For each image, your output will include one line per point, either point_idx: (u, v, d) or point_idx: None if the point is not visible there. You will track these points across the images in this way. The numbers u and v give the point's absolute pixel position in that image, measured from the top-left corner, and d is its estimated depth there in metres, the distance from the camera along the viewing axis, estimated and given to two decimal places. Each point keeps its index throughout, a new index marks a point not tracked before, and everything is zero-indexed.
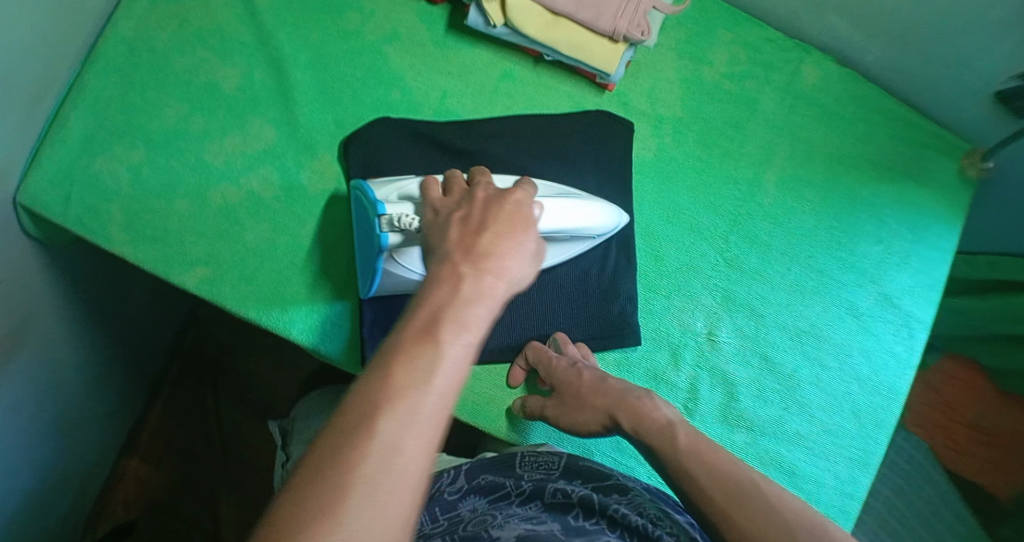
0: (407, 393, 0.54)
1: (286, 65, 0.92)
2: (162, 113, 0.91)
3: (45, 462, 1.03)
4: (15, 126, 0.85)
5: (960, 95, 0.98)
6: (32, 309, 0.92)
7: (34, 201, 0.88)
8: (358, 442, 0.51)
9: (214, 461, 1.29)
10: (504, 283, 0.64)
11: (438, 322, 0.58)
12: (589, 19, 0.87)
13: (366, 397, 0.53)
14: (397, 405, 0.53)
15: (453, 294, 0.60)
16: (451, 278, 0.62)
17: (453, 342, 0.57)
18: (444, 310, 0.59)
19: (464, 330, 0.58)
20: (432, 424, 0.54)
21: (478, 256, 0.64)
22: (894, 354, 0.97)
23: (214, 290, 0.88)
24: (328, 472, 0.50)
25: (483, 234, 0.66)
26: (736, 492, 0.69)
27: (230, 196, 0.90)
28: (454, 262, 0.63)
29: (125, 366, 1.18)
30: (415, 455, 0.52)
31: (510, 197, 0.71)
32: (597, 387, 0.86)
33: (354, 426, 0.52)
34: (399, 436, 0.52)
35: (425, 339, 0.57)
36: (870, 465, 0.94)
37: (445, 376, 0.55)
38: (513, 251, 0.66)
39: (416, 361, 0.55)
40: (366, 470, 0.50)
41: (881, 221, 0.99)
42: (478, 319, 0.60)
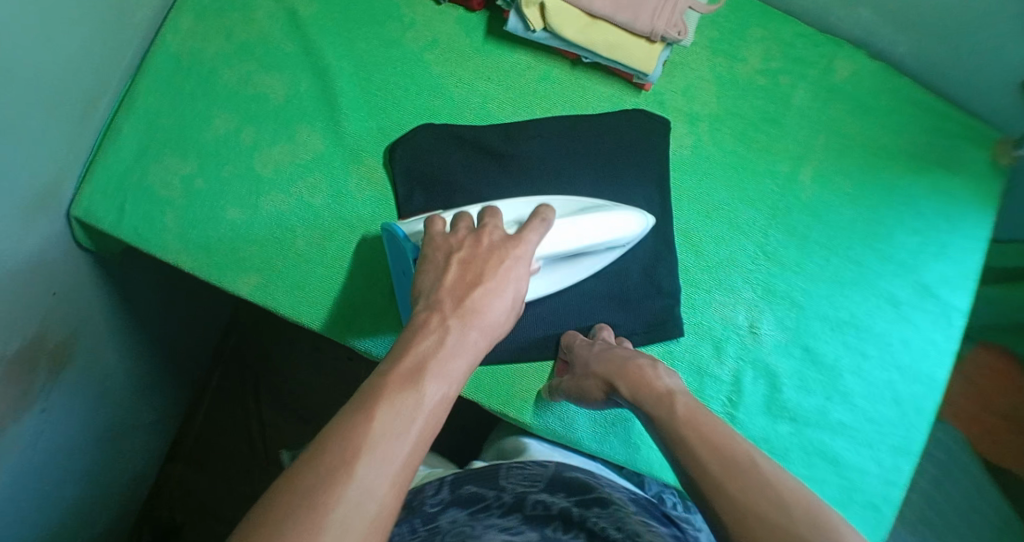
0: (384, 440, 0.59)
1: (331, 75, 0.95)
2: (211, 125, 0.94)
3: (94, 470, 1.06)
4: (68, 141, 0.88)
5: (990, 84, 0.99)
6: (85, 318, 0.94)
7: (88, 213, 0.91)
8: (338, 480, 0.57)
9: (243, 471, 1.30)
10: (485, 335, 0.70)
11: (420, 376, 0.64)
12: (627, 21, 0.89)
13: (346, 442, 0.58)
14: (374, 451, 0.59)
15: (435, 346, 0.67)
16: (439, 330, 0.68)
17: (433, 394, 0.64)
18: (427, 363, 0.65)
19: (445, 383, 0.65)
20: (403, 468, 0.59)
21: (467, 310, 0.70)
22: (934, 343, 0.98)
23: (267, 295, 0.90)
24: (301, 509, 0.55)
25: (477, 287, 0.71)
26: (734, 467, 0.70)
27: (280, 204, 0.92)
28: (443, 314, 0.69)
29: (170, 374, 1.21)
30: (388, 500, 0.58)
31: (513, 250, 0.74)
32: (602, 355, 0.87)
33: (330, 466, 0.57)
34: (373, 479, 0.58)
35: (407, 389, 0.63)
36: (913, 453, 0.95)
37: (422, 424, 0.62)
38: (503, 302, 0.72)
39: (397, 411, 0.61)
40: (339, 513, 0.56)
41: (916, 211, 1.00)
42: (457, 371, 0.66)
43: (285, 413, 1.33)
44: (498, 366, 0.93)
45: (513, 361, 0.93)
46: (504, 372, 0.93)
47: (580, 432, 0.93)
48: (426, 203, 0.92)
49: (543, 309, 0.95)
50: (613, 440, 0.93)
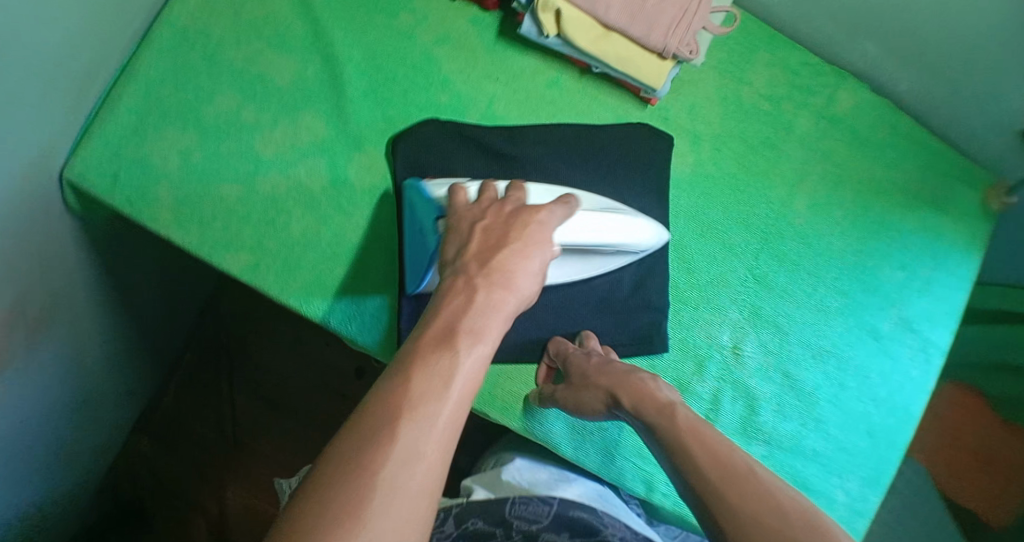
0: (426, 399, 0.61)
1: (339, 60, 0.94)
2: (214, 100, 0.93)
3: (63, 436, 1.04)
4: (67, 103, 0.86)
5: (987, 128, 1.01)
6: (69, 283, 0.93)
7: (81, 178, 0.89)
8: (383, 439, 0.58)
9: (211, 448, 1.30)
10: (513, 297, 0.73)
11: (455, 336, 0.67)
12: (641, 35, 0.89)
13: (390, 403, 0.60)
14: (419, 409, 0.60)
15: (464, 308, 0.70)
16: (465, 292, 0.71)
17: (467, 352, 0.66)
18: (461, 323, 0.68)
19: (477, 342, 0.67)
20: (448, 425, 0.61)
21: (491, 270, 0.73)
22: (910, 378, 0.99)
23: (257, 276, 0.90)
24: (354, 468, 0.56)
25: (499, 250, 0.75)
26: (730, 473, 0.70)
27: (277, 185, 0.92)
28: (469, 276, 0.73)
29: (148, 345, 1.20)
30: (433, 456, 0.59)
31: (535, 214, 0.79)
32: (603, 368, 0.88)
33: (373, 427, 0.59)
34: (419, 438, 0.59)
35: (443, 350, 0.65)
36: (881, 485, 0.97)
37: (459, 384, 0.63)
38: (525, 267, 0.75)
39: (434, 373, 0.63)
40: (388, 472, 0.56)
41: (905, 247, 1.01)
42: (489, 331, 0.69)
43: (258, 394, 1.33)
44: None
45: (497, 362, 0.94)
46: (488, 372, 0.94)
47: (557, 438, 0.94)
48: None
49: (531, 313, 0.95)
50: (588, 448, 0.94)
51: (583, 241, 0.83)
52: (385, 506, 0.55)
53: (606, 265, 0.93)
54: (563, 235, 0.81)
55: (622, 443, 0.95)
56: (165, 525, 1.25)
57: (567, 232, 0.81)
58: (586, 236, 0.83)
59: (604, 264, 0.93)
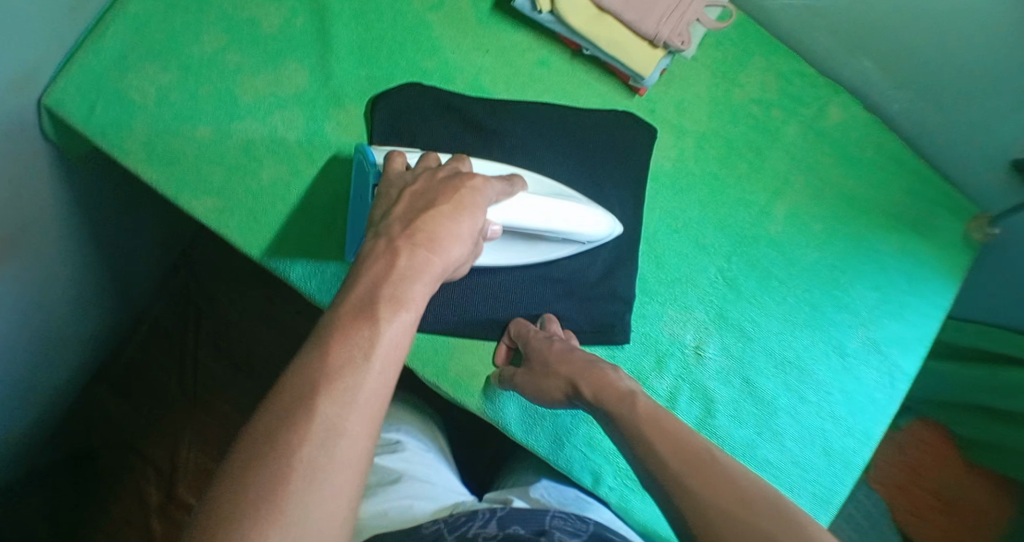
0: (345, 375, 0.59)
1: (329, 15, 0.93)
2: (200, 41, 0.92)
3: (25, 373, 1.03)
4: (53, 28, 0.85)
5: (975, 158, 0.99)
6: (42, 214, 0.92)
7: (59, 106, 0.88)
8: (300, 421, 0.56)
9: (170, 402, 1.29)
10: (440, 262, 0.68)
11: (375, 301, 0.63)
12: (633, 20, 0.89)
13: (305, 382, 0.58)
14: (337, 384, 0.58)
15: (386, 272, 0.65)
16: (387, 255, 0.66)
17: (390, 321, 0.62)
18: (383, 288, 0.64)
19: (401, 309, 0.63)
20: (369, 398, 0.59)
21: (415, 233, 0.68)
22: (871, 400, 0.98)
23: (221, 222, 0.89)
24: (268, 456, 0.55)
25: (425, 212, 0.69)
26: (694, 460, 0.69)
27: (253, 133, 0.91)
28: (390, 238, 0.67)
29: (115, 289, 1.18)
30: (354, 433, 0.57)
31: (469, 179, 0.73)
32: (564, 354, 0.85)
33: (289, 410, 0.57)
34: (341, 416, 0.57)
35: (363, 320, 0.61)
36: (831, 505, 0.95)
37: (382, 356, 0.61)
38: (457, 235, 0.69)
39: (354, 344, 0.60)
40: (307, 453, 0.55)
41: (880, 267, 1.00)
42: (415, 296, 0.65)
43: (223, 352, 1.32)
44: (440, 337, 0.92)
45: (455, 335, 0.92)
46: (446, 345, 0.92)
47: (509, 419, 0.92)
48: None
49: (493, 289, 0.93)
50: (540, 433, 0.92)
51: (527, 226, 0.81)
52: (305, 494, 0.54)
53: (549, 250, 0.91)
54: (505, 217, 0.79)
55: (575, 431, 0.93)
56: (116, 473, 1.25)
57: (510, 215, 0.79)
58: (530, 220, 0.81)
59: (547, 249, 0.91)
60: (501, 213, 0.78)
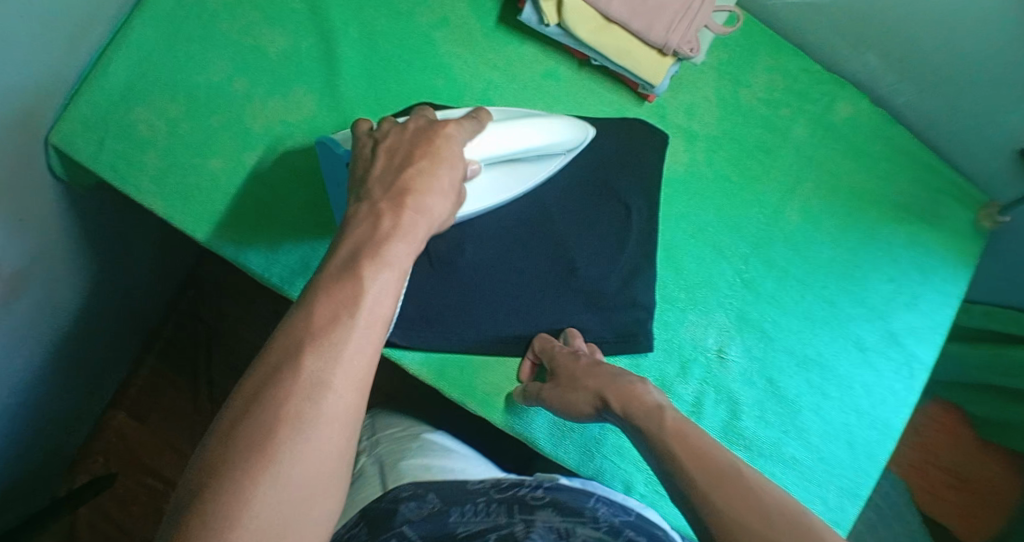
0: (331, 330, 0.58)
1: (335, 38, 0.94)
2: (206, 70, 0.92)
3: (36, 407, 1.02)
4: (57, 65, 0.85)
5: (985, 147, 1.00)
6: (54, 251, 0.91)
7: (66, 143, 0.88)
8: (286, 376, 0.56)
9: (186, 425, 1.28)
10: (425, 220, 0.67)
11: (357, 261, 0.62)
12: (642, 29, 0.88)
13: (293, 337, 0.58)
14: (322, 339, 0.58)
15: (370, 234, 0.65)
16: (370, 219, 0.66)
17: (372, 278, 0.62)
18: (364, 248, 0.63)
19: (384, 267, 0.62)
20: (355, 355, 0.58)
21: (399, 193, 0.67)
22: (893, 391, 0.99)
23: (238, 252, 0.89)
24: (255, 414, 0.55)
25: (405, 170, 0.69)
26: (720, 476, 0.68)
27: (265, 160, 0.91)
28: (373, 203, 0.67)
29: (127, 317, 1.18)
30: (340, 389, 0.57)
31: (442, 129, 0.71)
32: (591, 370, 0.86)
33: (279, 366, 0.57)
34: (322, 370, 0.57)
35: (345, 277, 0.61)
36: (860, 497, 0.96)
37: (366, 312, 0.60)
38: (434, 188, 0.69)
39: (338, 300, 0.60)
40: (292, 404, 0.55)
41: (894, 259, 1.01)
42: (398, 254, 0.64)
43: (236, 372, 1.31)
44: (465, 355, 0.92)
45: (481, 353, 0.92)
46: (471, 363, 0.92)
47: (537, 433, 0.93)
48: None
49: (516, 305, 0.93)
50: (568, 446, 0.93)
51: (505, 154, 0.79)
52: (292, 446, 0.54)
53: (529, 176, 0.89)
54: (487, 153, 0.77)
55: (602, 441, 0.94)
56: (134, 499, 1.23)
57: (491, 149, 0.77)
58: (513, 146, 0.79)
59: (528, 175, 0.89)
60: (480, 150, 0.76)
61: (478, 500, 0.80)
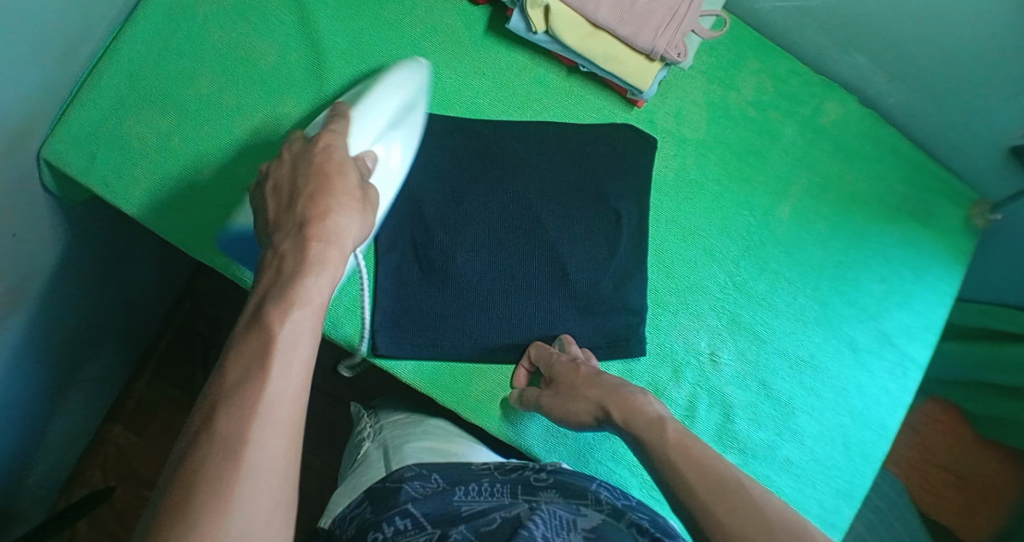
0: (244, 384, 0.60)
1: (323, 49, 0.94)
2: (195, 83, 0.92)
3: (33, 421, 1.02)
4: (47, 81, 0.85)
5: (976, 146, 1.00)
6: (48, 265, 0.92)
7: (58, 157, 0.88)
8: (203, 439, 0.57)
9: None
10: (336, 249, 0.70)
11: (263, 310, 0.64)
12: (629, 35, 0.89)
13: (209, 401, 0.59)
14: (235, 396, 0.59)
15: (275, 279, 0.67)
16: (276, 261, 0.69)
17: (281, 326, 0.63)
18: (271, 294, 0.65)
19: (291, 311, 0.64)
20: (270, 403, 0.59)
21: (300, 229, 0.70)
22: (886, 391, 0.99)
23: (231, 263, 0.90)
24: (181, 477, 0.56)
25: (300, 200, 0.71)
26: (719, 488, 0.69)
27: (255, 172, 0.92)
28: (277, 246, 0.70)
29: (124, 330, 1.18)
30: (261, 440, 0.58)
31: (320, 143, 0.75)
32: (592, 380, 0.87)
33: (202, 430, 0.57)
34: (239, 427, 0.58)
35: (254, 330, 0.63)
36: (854, 497, 0.96)
37: (280, 358, 0.62)
38: (333, 207, 0.71)
39: (248, 355, 0.61)
40: (212, 467, 0.56)
41: (886, 260, 1.01)
42: (308, 295, 0.66)
43: None
44: (458, 363, 0.92)
45: (474, 360, 0.92)
46: (464, 371, 0.92)
47: (532, 439, 0.93)
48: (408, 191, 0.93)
49: (508, 311, 0.94)
50: (563, 451, 0.94)
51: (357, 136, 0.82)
52: (225, 502, 0.55)
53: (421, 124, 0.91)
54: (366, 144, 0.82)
55: (597, 446, 0.94)
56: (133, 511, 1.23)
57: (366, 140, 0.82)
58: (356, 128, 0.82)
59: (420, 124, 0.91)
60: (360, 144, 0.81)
61: (484, 479, 0.87)
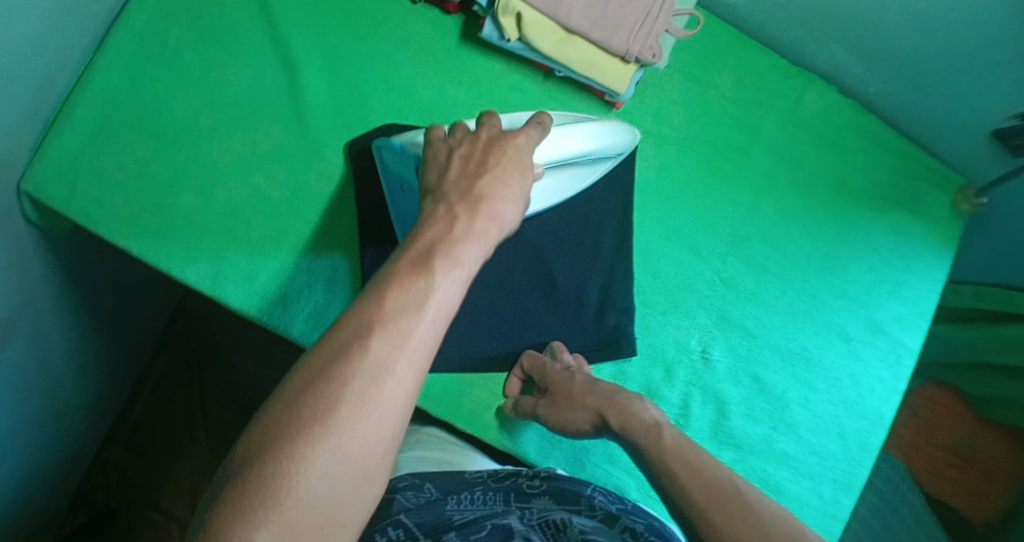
0: (399, 319, 0.59)
1: (298, 67, 0.94)
2: (172, 107, 0.92)
3: (31, 452, 1.02)
4: (23, 113, 0.85)
5: (958, 131, 0.99)
6: (35, 296, 0.91)
7: (39, 189, 0.88)
8: (352, 358, 0.57)
9: (183, 456, 1.27)
10: (496, 226, 0.67)
11: (433, 256, 0.62)
12: (602, 38, 0.89)
13: (361, 319, 0.58)
14: (389, 326, 0.58)
15: (446, 233, 0.65)
16: (446, 219, 0.66)
17: (444, 275, 0.62)
18: (439, 245, 0.63)
19: (456, 265, 0.63)
20: (421, 345, 0.59)
21: (473, 197, 0.67)
22: (880, 380, 0.98)
23: (216, 286, 0.89)
24: (314, 391, 0.56)
25: (483, 176, 0.69)
26: (715, 492, 0.69)
27: (236, 193, 0.91)
28: (450, 205, 0.67)
29: (117, 355, 1.18)
30: (403, 375, 0.57)
31: (513, 140, 0.72)
32: (588, 387, 0.87)
33: (346, 345, 0.57)
34: (385, 356, 0.57)
35: (418, 271, 0.61)
36: (853, 488, 0.96)
37: (436, 306, 0.60)
38: (509, 195, 0.69)
39: (409, 291, 0.60)
40: (356, 386, 0.56)
41: (874, 249, 1.00)
42: (469, 254, 0.64)
43: (231, 403, 1.30)
44: (450, 375, 0.93)
45: (466, 371, 0.93)
46: (456, 382, 0.93)
47: (527, 446, 0.93)
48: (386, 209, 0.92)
49: (498, 319, 0.94)
50: (560, 455, 0.94)
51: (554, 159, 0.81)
52: (354, 422, 0.55)
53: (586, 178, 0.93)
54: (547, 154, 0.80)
55: (594, 449, 0.94)
56: (136, 534, 1.23)
57: (552, 150, 0.79)
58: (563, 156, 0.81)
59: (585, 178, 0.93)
60: (544, 151, 0.79)
61: (477, 486, 0.87)
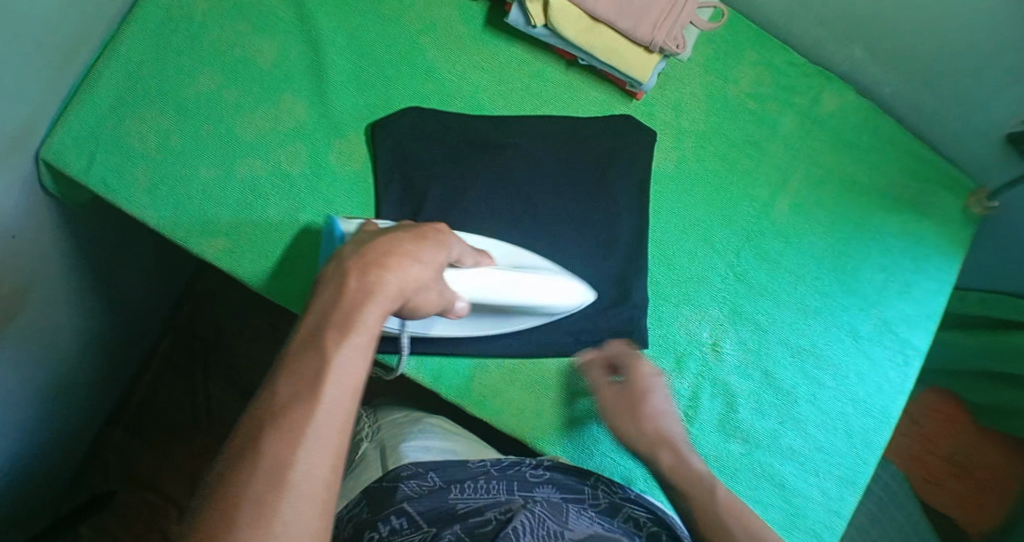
0: (290, 409, 0.56)
1: (323, 46, 0.94)
2: (194, 81, 0.92)
3: (35, 427, 1.02)
4: (46, 80, 0.85)
5: (972, 135, 1.00)
6: (47, 265, 0.91)
7: (57, 157, 0.88)
8: (249, 463, 0.53)
9: (182, 437, 1.26)
10: (394, 278, 0.65)
11: (324, 332, 0.60)
12: (628, 27, 0.90)
13: (257, 422, 0.55)
14: (283, 420, 0.55)
15: (338, 298, 0.62)
16: (337, 279, 0.64)
17: (339, 349, 0.59)
18: (331, 318, 0.60)
19: (351, 333, 0.60)
20: (322, 428, 0.56)
21: (366, 254, 0.65)
22: (887, 379, 0.99)
23: (231, 262, 0.89)
24: (216, 508, 0.52)
25: (383, 238, 0.68)
26: None
27: (256, 169, 0.92)
28: (341, 263, 0.65)
29: (124, 334, 1.18)
30: (308, 466, 0.54)
31: (434, 226, 0.74)
32: (654, 413, 0.87)
33: (245, 452, 0.54)
34: (284, 452, 0.54)
35: (307, 350, 0.59)
36: (858, 485, 0.96)
37: (333, 384, 0.57)
38: (412, 256, 0.68)
39: (301, 375, 0.58)
40: (255, 491, 0.52)
41: (886, 249, 1.01)
42: (368, 317, 0.61)
43: (235, 386, 1.30)
44: (462, 359, 0.93)
45: (478, 356, 0.93)
46: (468, 366, 0.93)
47: (535, 434, 0.93)
48: (402, 195, 0.93)
49: None
50: (566, 445, 0.93)
51: (486, 299, 0.82)
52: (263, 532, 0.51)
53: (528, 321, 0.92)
54: (469, 289, 0.80)
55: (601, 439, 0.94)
56: (134, 514, 1.22)
57: (475, 286, 0.80)
58: (495, 293, 0.82)
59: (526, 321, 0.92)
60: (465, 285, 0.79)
61: (480, 476, 0.86)
